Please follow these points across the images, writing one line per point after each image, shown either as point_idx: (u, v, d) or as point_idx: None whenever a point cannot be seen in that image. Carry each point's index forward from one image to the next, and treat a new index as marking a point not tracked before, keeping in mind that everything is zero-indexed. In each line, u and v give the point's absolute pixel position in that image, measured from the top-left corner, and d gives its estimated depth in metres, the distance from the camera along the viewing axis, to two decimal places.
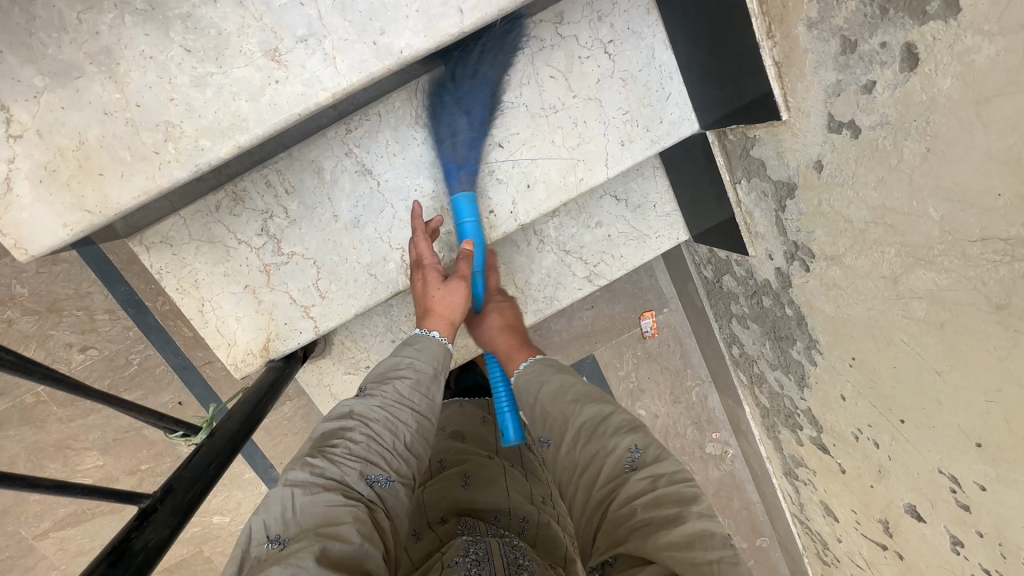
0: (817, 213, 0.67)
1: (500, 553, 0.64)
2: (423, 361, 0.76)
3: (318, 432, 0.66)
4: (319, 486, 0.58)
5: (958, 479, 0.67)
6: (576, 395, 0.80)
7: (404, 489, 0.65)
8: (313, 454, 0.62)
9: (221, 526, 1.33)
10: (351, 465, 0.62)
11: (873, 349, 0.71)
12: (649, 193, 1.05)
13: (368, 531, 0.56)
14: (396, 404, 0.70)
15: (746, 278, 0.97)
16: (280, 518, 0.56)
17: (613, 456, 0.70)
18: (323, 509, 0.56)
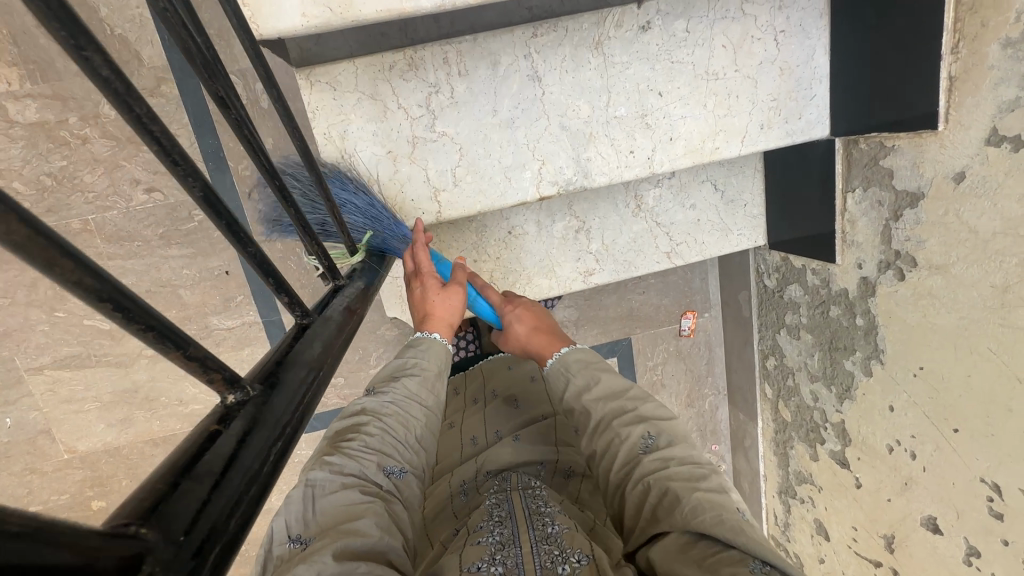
0: (939, 222, 0.75)
1: (522, 506, 0.59)
2: (430, 359, 0.75)
3: (333, 431, 0.64)
4: (339, 485, 0.57)
5: (1001, 488, 0.74)
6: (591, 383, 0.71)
7: (417, 483, 0.64)
8: (330, 452, 0.60)
9: None
10: (368, 459, 0.61)
11: (951, 359, 0.78)
12: (744, 191, 1.12)
13: (387, 525, 0.55)
14: (406, 401, 0.69)
15: (817, 287, 1.04)
16: (301, 515, 0.54)
17: (627, 442, 0.63)
18: (345, 506, 0.55)
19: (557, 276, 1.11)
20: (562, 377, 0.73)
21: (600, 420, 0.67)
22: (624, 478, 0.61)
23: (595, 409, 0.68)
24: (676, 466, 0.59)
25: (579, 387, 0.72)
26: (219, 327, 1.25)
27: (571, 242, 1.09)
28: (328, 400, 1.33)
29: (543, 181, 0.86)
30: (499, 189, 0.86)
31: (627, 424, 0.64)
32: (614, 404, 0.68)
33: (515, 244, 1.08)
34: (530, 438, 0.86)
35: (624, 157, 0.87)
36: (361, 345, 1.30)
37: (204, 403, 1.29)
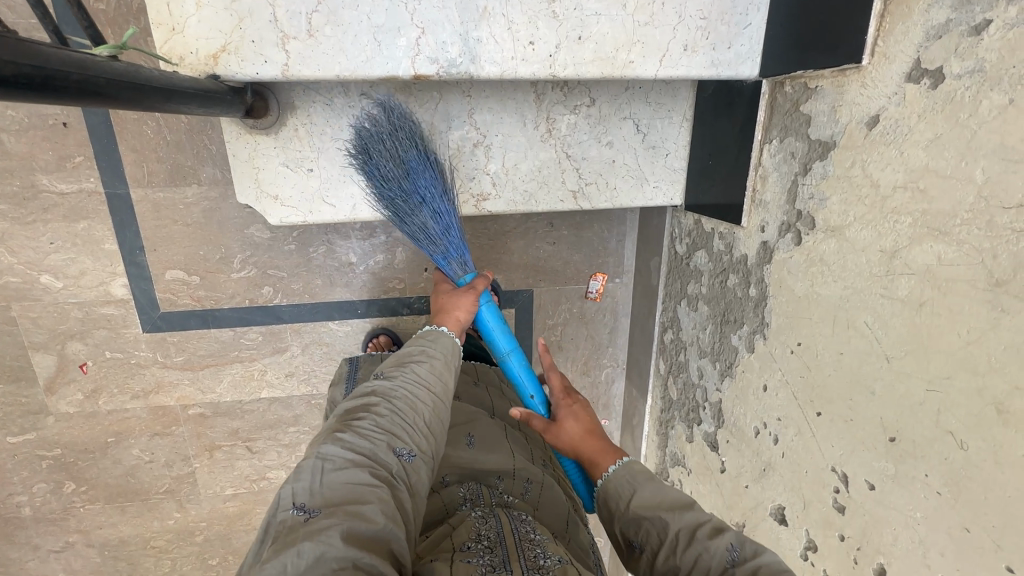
0: (844, 176, 0.66)
1: (509, 529, 0.64)
2: (437, 350, 0.80)
3: (346, 409, 0.70)
4: (348, 463, 0.61)
5: (848, 479, 0.68)
6: (672, 502, 0.67)
7: (426, 467, 0.67)
8: (343, 429, 0.65)
9: (47, 289, 1.11)
10: (378, 439, 0.65)
11: (827, 334, 0.70)
12: (669, 139, 1.01)
13: (391, 512, 0.58)
14: (414, 384, 0.74)
15: (721, 253, 0.96)
16: (310, 484, 0.58)
17: (712, 554, 0.59)
18: (352, 484, 0.59)
19: None
20: (626, 484, 0.71)
21: (682, 536, 0.62)
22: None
23: (674, 521, 0.64)
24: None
25: (647, 502, 0.68)
26: (50, 190, 1.05)
27: (468, 158, 0.96)
28: (177, 299, 1.16)
29: (420, 56, 0.72)
30: (364, 54, 0.71)
31: (712, 535, 0.61)
32: (692, 514, 0.64)
33: None
34: (484, 441, 0.85)
35: (522, 47, 0.74)
36: (223, 243, 1.14)
37: (23, 278, 1.09)
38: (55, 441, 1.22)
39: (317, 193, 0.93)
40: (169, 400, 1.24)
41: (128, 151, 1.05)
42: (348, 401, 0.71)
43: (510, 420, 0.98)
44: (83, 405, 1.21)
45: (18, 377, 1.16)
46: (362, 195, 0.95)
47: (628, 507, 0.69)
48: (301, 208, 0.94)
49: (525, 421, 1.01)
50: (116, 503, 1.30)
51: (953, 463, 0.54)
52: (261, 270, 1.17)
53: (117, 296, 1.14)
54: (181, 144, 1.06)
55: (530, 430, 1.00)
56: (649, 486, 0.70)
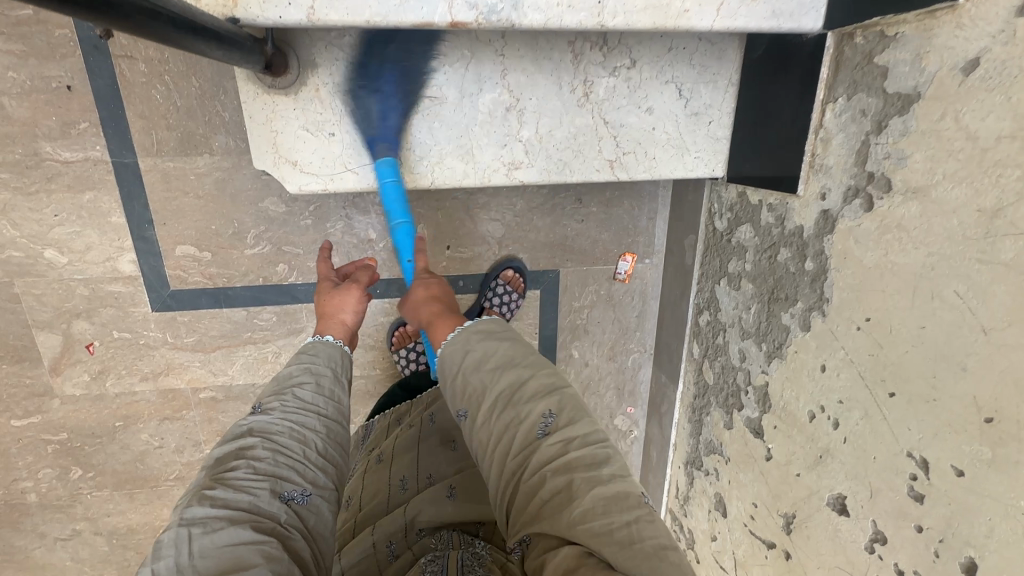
0: (931, 130, 0.60)
1: (459, 561, 0.64)
2: (322, 364, 0.86)
3: (215, 461, 0.67)
4: (223, 520, 0.59)
5: (928, 465, 0.62)
6: (497, 361, 0.71)
7: (315, 502, 0.69)
8: (212, 486, 0.63)
9: (52, 264, 1.06)
10: (259, 488, 0.65)
11: (905, 307, 0.64)
12: (713, 105, 0.94)
13: (280, 568, 0.58)
14: (297, 420, 0.75)
15: (770, 227, 0.89)
16: (177, 561, 0.55)
17: (524, 424, 0.64)
18: (230, 547, 0.57)
19: (475, 162, 0.91)
20: (461, 349, 0.73)
21: (501, 396, 0.67)
22: (520, 466, 0.62)
23: (494, 383, 0.69)
24: (574, 450, 0.60)
25: (479, 359, 0.72)
26: (53, 158, 0.99)
27: (499, 123, 0.90)
28: (188, 276, 1.11)
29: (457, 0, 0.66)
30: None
31: (533, 403, 0.66)
32: (511, 375, 0.69)
33: (428, 109, 0.87)
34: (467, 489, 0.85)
35: None
36: (236, 217, 1.08)
37: (26, 252, 1.04)
38: (61, 425, 1.17)
39: (339, 159, 0.87)
40: (179, 382, 1.18)
41: (136, 117, 0.99)
42: (217, 451, 0.69)
43: None
44: (89, 387, 1.15)
45: (22, 357, 1.11)
46: (387, 161, 0.89)
47: (462, 366, 0.72)
48: (322, 175, 0.88)
49: None
50: (124, 489, 1.25)
51: None
52: (276, 247, 1.11)
53: (125, 273, 1.08)
54: (192, 110, 1.00)
55: None
56: (491, 342, 0.73)
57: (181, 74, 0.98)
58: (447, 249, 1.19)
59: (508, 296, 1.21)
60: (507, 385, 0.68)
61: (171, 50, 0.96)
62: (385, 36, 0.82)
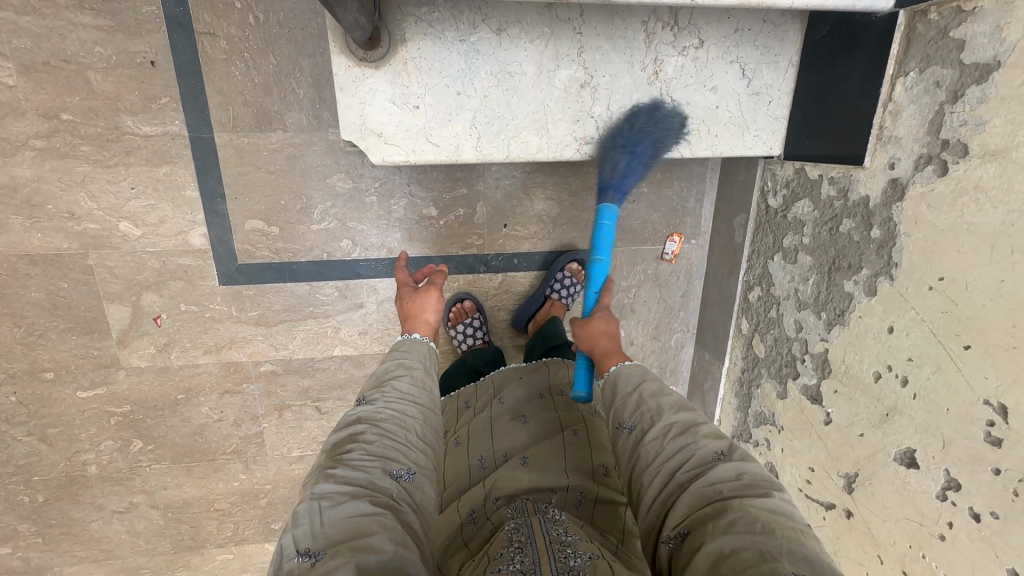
0: (1013, 96, 0.64)
1: (541, 532, 0.67)
2: (413, 360, 0.88)
3: (332, 443, 0.73)
4: (347, 496, 0.65)
5: (1007, 410, 0.66)
6: (674, 402, 0.78)
7: (421, 482, 0.73)
8: (333, 466, 0.69)
9: (126, 237, 1.09)
10: (371, 466, 0.70)
11: (982, 264, 0.68)
12: (773, 85, 0.99)
13: (398, 539, 0.62)
14: (396, 407, 0.79)
15: (831, 200, 0.94)
16: (311, 529, 0.61)
17: (703, 450, 0.69)
18: (355, 518, 0.63)
19: (549, 136, 0.95)
20: (636, 374, 0.83)
21: (677, 426, 0.73)
22: (692, 477, 0.67)
23: (676, 415, 0.75)
24: (754, 476, 0.65)
25: (657, 392, 0.79)
26: (134, 132, 1.02)
27: (574, 99, 0.94)
28: (256, 250, 1.14)
29: None
30: None
31: (707, 434, 0.71)
32: (687, 415, 0.75)
33: (508, 84, 0.91)
34: (542, 462, 0.88)
35: None
36: (305, 192, 1.11)
37: (102, 224, 1.07)
38: (125, 397, 1.19)
39: (421, 131, 0.91)
40: (241, 356, 1.21)
41: (215, 94, 1.03)
42: (333, 434, 0.75)
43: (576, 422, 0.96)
44: (154, 360, 1.18)
45: (92, 328, 1.13)
46: (467, 135, 0.93)
47: (638, 386, 0.80)
48: (404, 146, 0.92)
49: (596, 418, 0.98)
50: (182, 462, 1.27)
51: None
52: (341, 222, 1.15)
53: (196, 246, 1.11)
54: (268, 87, 1.04)
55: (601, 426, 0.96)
56: (661, 385, 0.81)
57: (260, 52, 1.01)
58: (504, 227, 1.22)
59: (572, 287, 1.25)
60: (684, 421, 0.74)
61: (252, 28, 1.00)
62: (472, 12, 0.85)
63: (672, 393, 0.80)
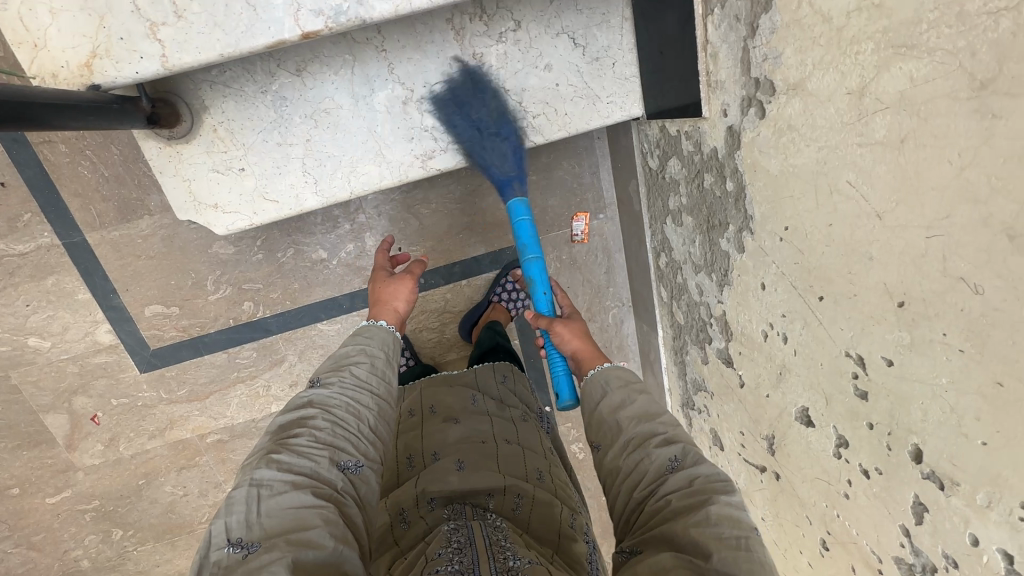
0: (794, 22, 0.57)
1: (481, 536, 0.69)
2: (377, 346, 0.87)
3: (281, 424, 0.71)
4: (288, 486, 0.63)
5: (864, 360, 0.60)
6: (634, 413, 0.83)
7: (370, 474, 0.72)
8: (278, 451, 0.67)
9: (38, 351, 1.12)
10: (318, 454, 0.68)
11: (811, 208, 0.62)
12: (611, 47, 0.92)
13: (338, 534, 0.61)
14: (351, 397, 0.78)
15: (692, 155, 0.87)
16: (246, 517, 0.59)
17: (655, 463, 0.76)
18: (295, 509, 0.61)
19: (388, 161, 0.91)
20: (599, 389, 0.88)
21: (633, 441, 0.79)
22: (647, 494, 0.74)
23: (628, 430, 0.81)
24: (699, 483, 0.71)
25: (617, 407, 0.84)
26: (9, 253, 1.05)
27: (400, 118, 0.90)
28: (164, 333, 1.16)
29: (302, 10, 0.65)
30: (242, 24, 0.65)
31: (660, 445, 0.77)
32: (646, 427, 0.80)
33: (326, 122, 0.87)
34: (473, 462, 0.87)
35: None
36: (191, 267, 1.12)
37: (12, 345, 1.10)
38: (92, 493, 1.25)
39: (256, 191, 0.89)
40: (186, 433, 1.25)
41: (73, 197, 1.04)
42: (282, 415, 0.73)
43: (509, 433, 0.97)
44: (106, 455, 1.23)
45: (38, 441, 1.18)
46: (302, 182, 0.90)
47: (600, 404, 0.86)
48: (245, 210, 0.90)
49: (525, 431, 0.99)
50: (165, 539, 1.33)
51: (972, 314, 0.46)
52: (236, 287, 1.15)
53: (106, 343, 1.14)
54: (120, 178, 1.04)
55: (531, 440, 0.98)
56: (620, 393, 0.86)
57: (101, 146, 1.01)
58: (401, 251, 1.20)
59: (518, 295, 1.25)
60: (637, 436, 0.80)
61: None
62: (264, 61, 0.82)
63: (636, 399, 0.85)
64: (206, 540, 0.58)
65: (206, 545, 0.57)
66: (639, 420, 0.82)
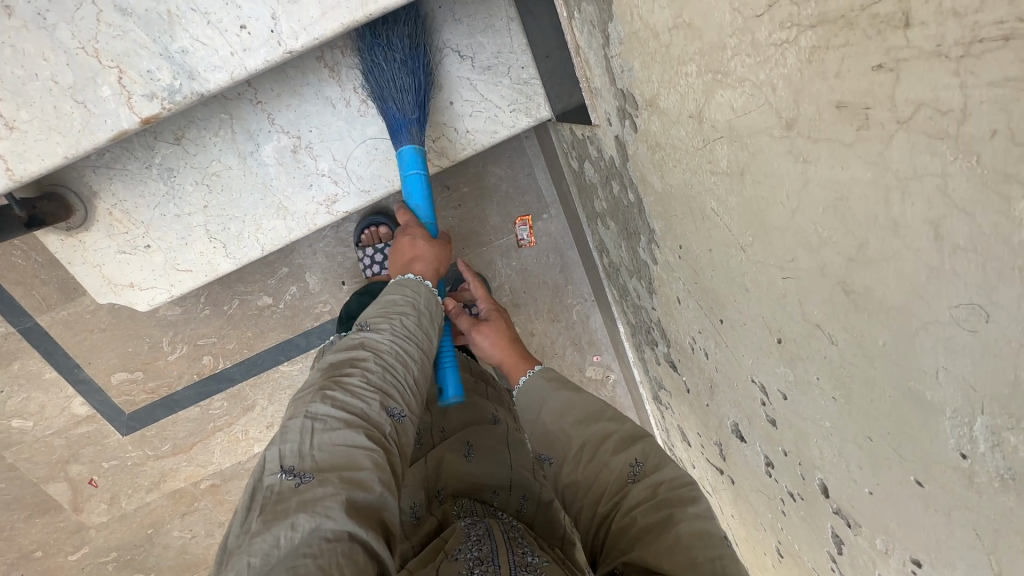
0: (632, 34, 0.50)
1: (500, 530, 0.64)
2: (425, 303, 0.75)
3: (332, 364, 0.64)
4: (341, 422, 0.56)
5: (766, 389, 0.56)
6: (579, 416, 0.78)
7: (416, 427, 0.64)
8: (331, 386, 0.60)
9: (23, 431, 1.18)
10: (370, 397, 0.60)
11: (693, 230, 0.56)
12: (501, 52, 0.85)
13: (388, 481, 0.54)
14: (403, 343, 0.68)
15: (598, 160, 0.80)
16: (298, 447, 0.53)
17: (614, 471, 0.69)
18: (347, 447, 0.54)
19: (291, 213, 0.89)
20: (535, 394, 0.84)
21: (587, 448, 0.73)
22: (610, 507, 0.66)
23: (579, 435, 0.75)
24: (664, 493, 0.63)
25: (556, 412, 0.80)
26: None
27: (293, 168, 0.86)
28: (135, 397, 1.19)
29: (133, 96, 0.62)
30: (75, 123, 0.62)
31: (615, 451, 0.71)
32: (598, 429, 0.74)
33: (219, 186, 0.85)
34: (486, 451, 0.84)
35: (235, 36, 0.61)
36: (145, 332, 1.15)
37: None
38: (108, 545, 1.32)
39: (168, 264, 0.89)
40: (179, 482, 1.30)
41: (14, 286, 1.06)
42: (333, 356, 0.65)
43: (512, 423, 0.95)
44: (111, 512, 1.29)
45: (47, 507, 1.26)
46: (210, 248, 0.89)
47: (538, 413, 0.82)
48: (161, 284, 0.90)
49: (525, 427, 0.97)
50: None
51: (834, 363, 0.41)
52: (192, 344, 1.18)
53: (83, 414, 1.19)
54: (54, 261, 1.06)
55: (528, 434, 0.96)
56: (561, 397, 0.81)
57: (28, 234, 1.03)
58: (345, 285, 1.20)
59: None
60: (590, 438, 0.74)
61: None
62: (142, 136, 0.80)
63: (573, 399, 0.80)
64: (254, 474, 0.52)
65: (253, 479, 0.51)
66: (587, 424, 0.76)
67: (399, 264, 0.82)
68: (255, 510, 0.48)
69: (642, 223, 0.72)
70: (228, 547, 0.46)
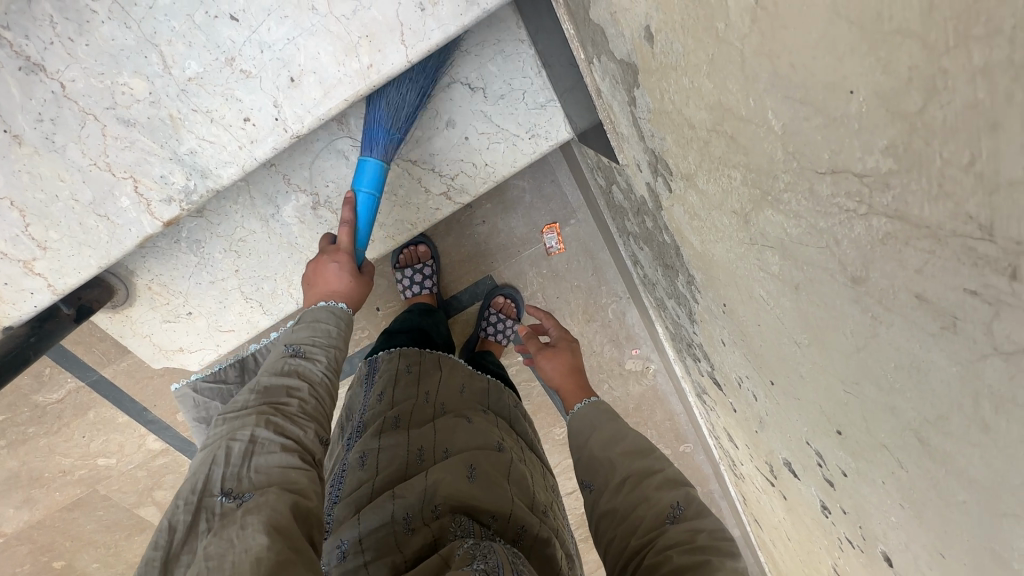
0: (662, 111, 0.45)
1: (505, 560, 0.54)
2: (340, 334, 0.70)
3: (264, 383, 0.59)
4: (281, 447, 0.52)
5: (823, 456, 0.54)
6: (628, 448, 0.73)
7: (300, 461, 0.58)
8: (267, 408, 0.55)
9: (109, 467, 1.28)
10: (307, 424, 0.57)
11: (737, 298, 0.53)
12: (514, 78, 0.80)
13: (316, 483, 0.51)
14: (333, 373, 0.65)
15: (628, 191, 0.75)
16: (234, 472, 0.49)
17: (654, 509, 0.63)
18: (284, 469, 0.50)
19: None
20: (587, 425, 0.80)
21: (630, 481, 0.68)
22: (644, 545, 0.60)
23: (622, 467, 0.70)
24: (704, 540, 0.57)
25: (608, 440, 0.75)
26: (49, 402, 1.17)
27: (315, 224, 0.85)
28: None
29: (152, 203, 0.64)
30: (103, 233, 0.65)
31: (662, 488, 0.66)
32: (642, 463, 0.70)
33: (246, 250, 0.85)
34: (487, 471, 0.71)
35: (240, 130, 0.62)
36: (201, 373, 1.23)
37: (87, 467, 1.26)
38: None
39: (211, 326, 0.91)
40: None
41: (75, 344, 1.14)
42: (266, 373, 0.60)
43: (520, 451, 0.82)
44: None
45: (141, 527, 1.37)
46: (249, 308, 0.91)
47: (589, 438, 0.77)
48: (208, 345, 0.93)
49: (532, 459, 0.84)
50: None
51: (904, 481, 0.39)
52: None
53: (158, 448, 1.28)
54: None
55: (534, 465, 0.83)
56: (610, 428, 0.77)
57: None
58: (380, 308, 1.23)
59: (503, 323, 1.20)
60: (634, 471, 0.69)
61: None
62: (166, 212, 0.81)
63: (626, 432, 0.76)
64: (187, 499, 0.46)
65: (187, 503, 0.46)
66: (633, 458, 0.71)
67: (310, 279, 0.75)
68: (197, 534, 0.44)
69: (683, 268, 0.68)
70: (201, 557, 0.42)
